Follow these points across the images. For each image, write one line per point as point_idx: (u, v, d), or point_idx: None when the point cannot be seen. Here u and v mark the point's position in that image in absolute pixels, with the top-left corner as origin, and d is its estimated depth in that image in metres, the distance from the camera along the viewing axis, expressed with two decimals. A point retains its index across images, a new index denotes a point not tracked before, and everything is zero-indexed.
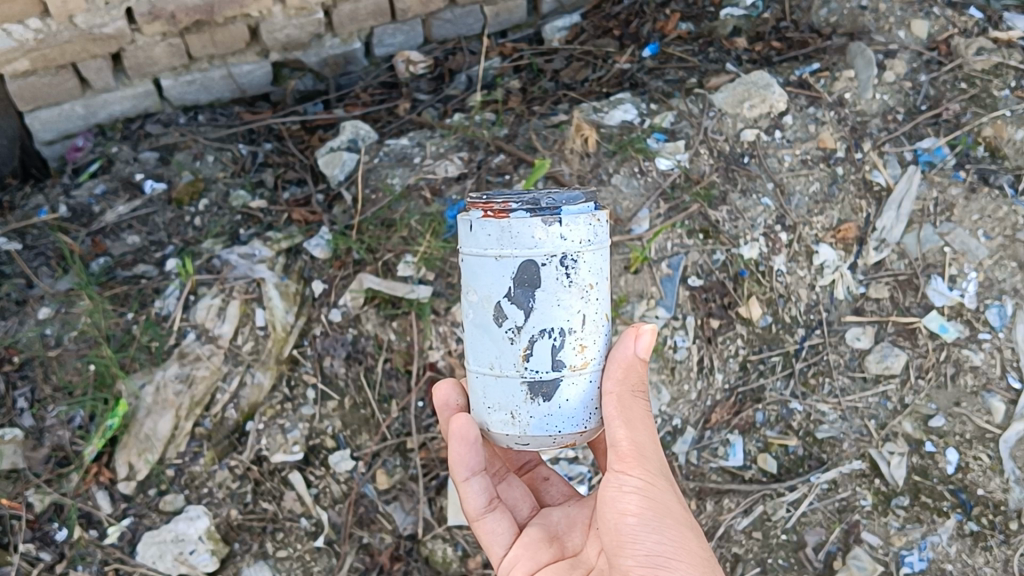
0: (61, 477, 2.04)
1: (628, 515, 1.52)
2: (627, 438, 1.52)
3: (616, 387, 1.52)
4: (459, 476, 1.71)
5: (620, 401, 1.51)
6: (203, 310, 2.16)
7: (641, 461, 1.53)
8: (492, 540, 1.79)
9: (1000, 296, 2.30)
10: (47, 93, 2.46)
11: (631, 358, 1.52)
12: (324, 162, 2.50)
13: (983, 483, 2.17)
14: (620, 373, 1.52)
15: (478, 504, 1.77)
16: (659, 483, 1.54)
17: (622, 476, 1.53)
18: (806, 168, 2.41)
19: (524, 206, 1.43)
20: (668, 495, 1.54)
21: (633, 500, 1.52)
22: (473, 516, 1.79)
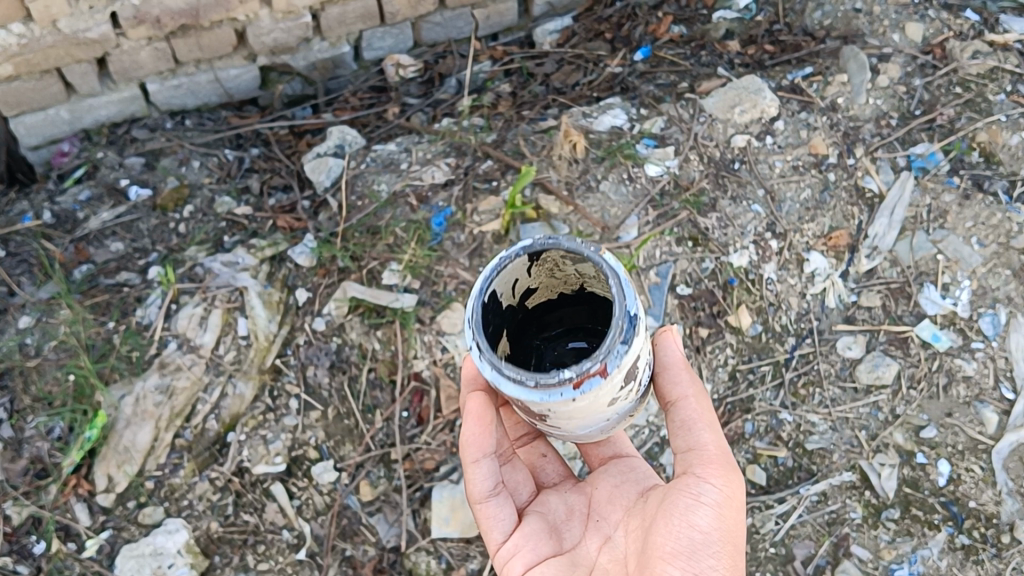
0: (39, 489, 2.02)
1: (699, 527, 1.55)
2: (714, 446, 1.61)
3: (691, 390, 1.64)
4: (469, 457, 1.65)
5: (703, 409, 1.63)
6: (184, 319, 2.15)
7: (723, 471, 1.58)
8: (493, 525, 1.69)
9: (994, 304, 2.27)
10: (29, 99, 2.43)
11: (683, 359, 1.66)
12: (311, 168, 2.47)
13: (975, 496, 2.13)
14: (688, 376, 1.64)
15: (486, 487, 1.68)
16: (734, 502, 1.58)
17: (703, 482, 1.57)
18: (797, 175, 2.38)
19: (614, 353, 1.31)
20: (734, 518, 1.59)
21: (706, 514, 1.55)
22: (477, 497, 1.69)
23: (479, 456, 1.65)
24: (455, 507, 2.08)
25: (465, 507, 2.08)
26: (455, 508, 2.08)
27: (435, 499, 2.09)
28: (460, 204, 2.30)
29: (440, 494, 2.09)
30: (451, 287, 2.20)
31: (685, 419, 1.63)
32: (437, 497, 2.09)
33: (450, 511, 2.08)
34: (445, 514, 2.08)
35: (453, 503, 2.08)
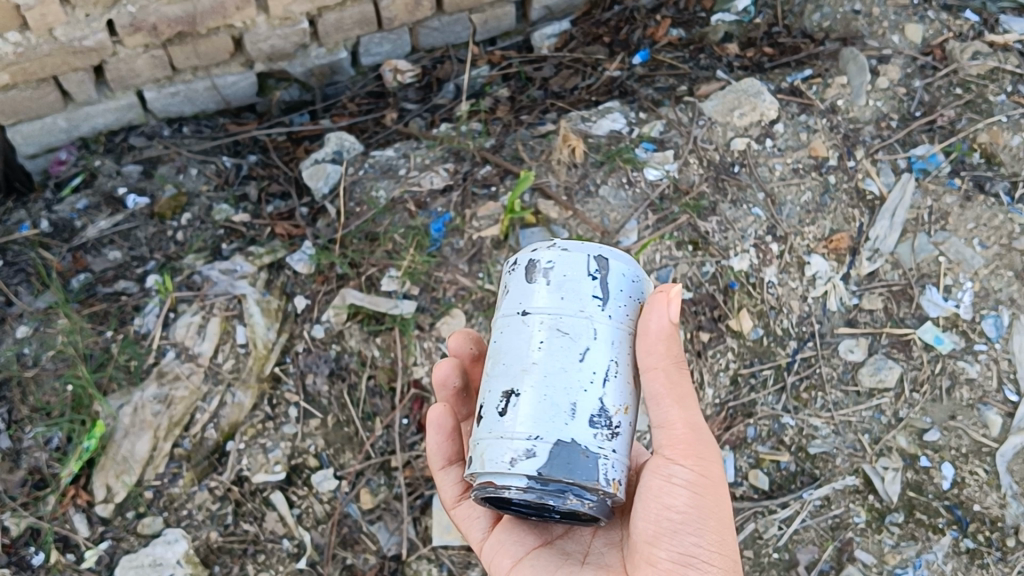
0: (37, 501, 2.00)
1: (674, 509, 1.55)
2: (681, 423, 1.56)
3: (663, 362, 1.52)
4: (436, 465, 1.77)
5: (672, 383, 1.54)
6: (182, 328, 2.14)
7: (693, 449, 1.56)
8: (471, 525, 1.76)
9: (996, 306, 2.26)
10: (26, 107, 2.42)
11: (670, 328, 1.50)
12: (309, 175, 2.46)
13: (980, 499, 2.11)
14: (662, 347, 1.51)
15: (455, 492, 1.78)
16: (709, 477, 1.56)
17: (673, 463, 1.56)
18: (797, 178, 2.37)
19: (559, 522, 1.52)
20: (714, 494, 1.57)
21: (681, 494, 1.55)
22: (450, 503, 1.78)
23: (444, 464, 1.77)
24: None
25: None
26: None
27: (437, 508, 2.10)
28: (459, 210, 2.30)
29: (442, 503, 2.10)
30: (451, 293, 2.21)
31: (651, 393, 1.55)
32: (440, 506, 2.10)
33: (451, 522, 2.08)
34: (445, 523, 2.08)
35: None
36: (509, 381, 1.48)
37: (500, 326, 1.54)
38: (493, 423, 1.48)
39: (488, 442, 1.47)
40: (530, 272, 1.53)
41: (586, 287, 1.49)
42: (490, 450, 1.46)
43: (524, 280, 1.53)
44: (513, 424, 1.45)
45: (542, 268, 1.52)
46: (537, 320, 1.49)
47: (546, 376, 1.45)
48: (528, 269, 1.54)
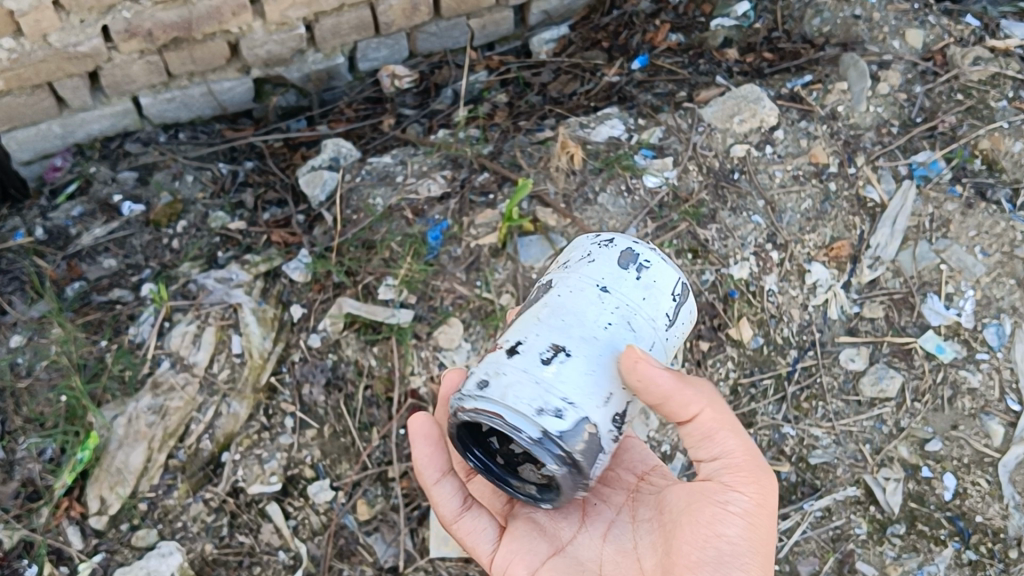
0: (30, 513, 1.98)
1: (724, 536, 1.51)
2: (738, 455, 1.56)
3: (706, 402, 1.54)
4: (429, 479, 1.73)
5: (722, 417, 1.56)
6: (177, 337, 2.12)
7: (752, 478, 1.54)
8: (477, 539, 1.74)
9: (998, 314, 2.24)
10: (20, 114, 2.39)
11: (676, 368, 1.47)
12: (306, 181, 2.44)
13: (982, 510, 2.09)
14: (692, 382, 1.50)
15: (453, 506, 1.74)
16: (766, 507, 1.54)
17: (732, 492, 1.53)
18: (797, 184, 2.35)
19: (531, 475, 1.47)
20: (767, 524, 1.55)
21: (735, 523, 1.51)
22: (450, 519, 1.75)
23: (437, 477, 1.72)
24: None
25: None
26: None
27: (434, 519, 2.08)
28: (457, 217, 2.28)
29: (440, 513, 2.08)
30: (448, 301, 2.20)
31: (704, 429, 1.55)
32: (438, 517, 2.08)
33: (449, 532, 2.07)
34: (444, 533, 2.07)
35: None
36: (556, 336, 1.44)
37: (567, 286, 1.53)
38: (523, 370, 1.42)
39: (513, 380, 1.41)
40: (625, 260, 1.54)
41: (665, 302, 1.53)
42: (517, 391, 1.40)
43: (614, 262, 1.54)
44: (555, 377, 1.40)
45: (641, 263, 1.54)
46: (614, 301, 1.49)
47: (602, 348, 1.44)
48: (624, 255, 1.55)
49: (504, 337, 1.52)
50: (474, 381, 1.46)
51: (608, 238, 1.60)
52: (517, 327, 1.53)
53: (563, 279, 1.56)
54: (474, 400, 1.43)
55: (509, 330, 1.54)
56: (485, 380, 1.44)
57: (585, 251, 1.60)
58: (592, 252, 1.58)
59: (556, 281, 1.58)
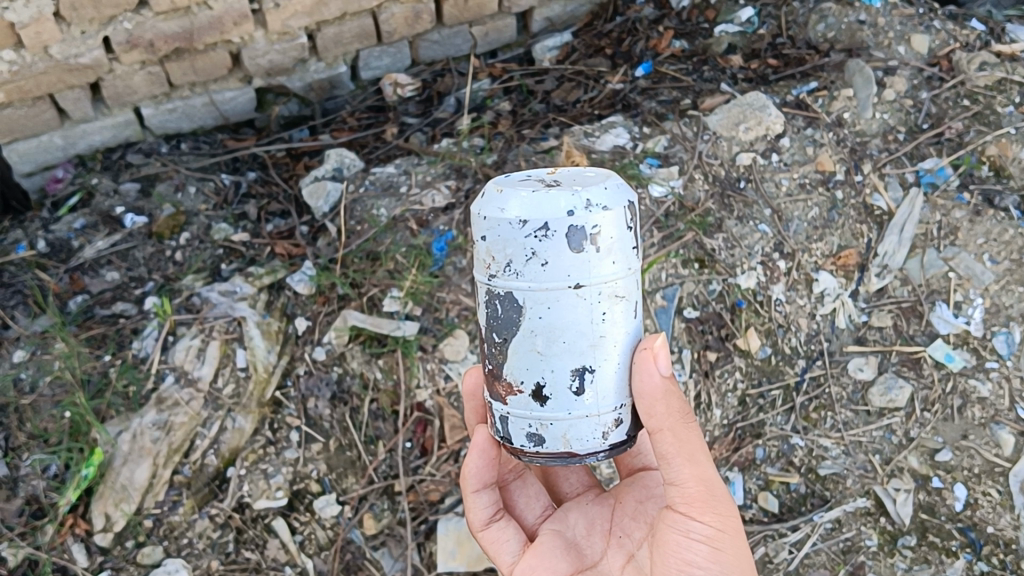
0: (35, 530, 1.96)
1: (694, 565, 1.47)
2: (693, 481, 1.46)
3: (668, 422, 1.45)
4: (469, 488, 1.70)
5: (680, 442, 1.45)
6: (182, 352, 2.11)
7: (710, 508, 1.46)
8: (500, 549, 1.73)
9: (1008, 322, 2.22)
10: (21, 126, 2.38)
11: (660, 386, 1.44)
12: (309, 192, 2.42)
13: (993, 521, 2.08)
14: (661, 403, 1.44)
15: (484, 515, 1.73)
16: (730, 531, 1.47)
17: (690, 521, 1.47)
18: (804, 193, 2.33)
19: None
20: (738, 547, 1.48)
21: (699, 550, 1.47)
22: (478, 526, 1.74)
23: (478, 488, 1.69)
24: (464, 544, 2.06)
25: (473, 545, 2.06)
26: (462, 544, 2.06)
27: (443, 534, 2.07)
28: (461, 228, 2.26)
29: (448, 529, 2.07)
30: (454, 313, 2.18)
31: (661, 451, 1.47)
32: (446, 533, 2.07)
33: (456, 550, 2.05)
34: (451, 550, 2.05)
35: (461, 541, 2.06)
36: (583, 359, 1.40)
37: (540, 302, 1.36)
38: (565, 411, 1.42)
39: (569, 423, 1.43)
40: (575, 239, 1.34)
41: (629, 237, 1.40)
42: (574, 431, 1.44)
43: (570, 250, 1.34)
44: (595, 399, 1.43)
45: (590, 233, 1.34)
46: (595, 290, 1.37)
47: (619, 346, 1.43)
48: (569, 234, 1.33)
49: (508, 371, 1.44)
50: (526, 437, 1.46)
51: (530, 222, 1.34)
52: (514, 360, 1.42)
53: (527, 293, 1.37)
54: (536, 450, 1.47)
55: (509, 367, 1.44)
56: (535, 433, 1.45)
57: (519, 246, 1.35)
58: (533, 249, 1.34)
59: (515, 294, 1.38)
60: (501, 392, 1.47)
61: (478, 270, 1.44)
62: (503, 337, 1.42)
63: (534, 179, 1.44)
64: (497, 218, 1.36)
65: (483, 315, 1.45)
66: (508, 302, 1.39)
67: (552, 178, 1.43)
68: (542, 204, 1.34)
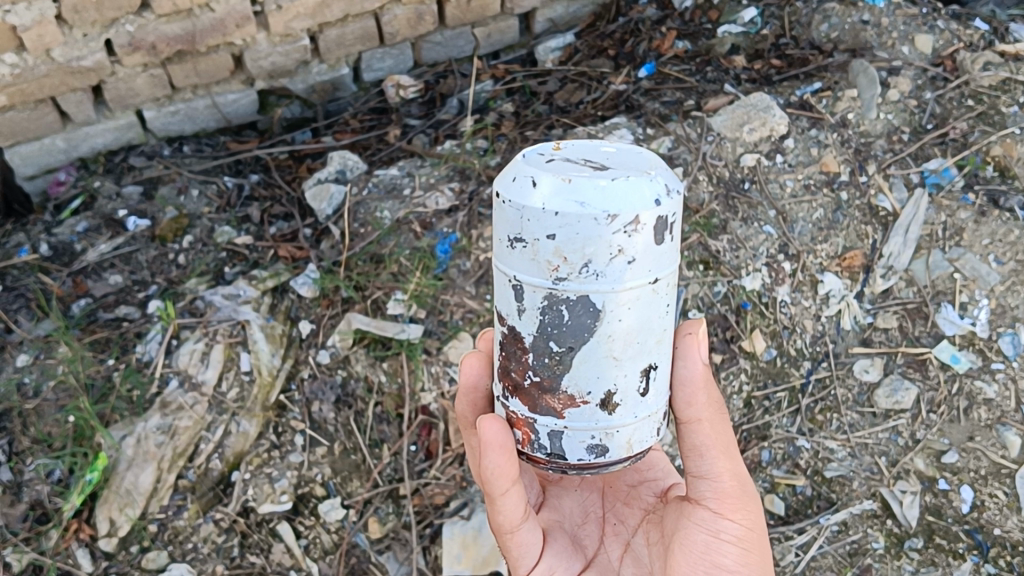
0: (39, 535, 1.96)
1: (725, 568, 1.47)
2: (727, 475, 1.49)
3: (707, 413, 1.49)
4: None
5: (718, 433, 1.49)
6: (185, 355, 2.10)
7: (742, 505, 1.49)
8: (512, 549, 1.62)
9: (1013, 323, 2.21)
10: (24, 128, 2.38)
11: (705, 372, 1.47)
12: (313, 195, 2.42)
13: (1000, 523, 2.07)
14: (702, 391, 1.48)
15: (500, 514, 1.59)
16: (756, 529, 1.50)
17: (722, 521, 1.48)
18: (808, 194, 2.33)
19: None
20: (760, 546, 1.51)
21: (730, 552, 1.47)
22: (489, 525, 1.61)
23: None
24: (470, 547, 2.04)
25: (478, 548, 2.05)
26: (467, 548, 2.04)
27: (448, 537, 2.05)
28: (465, 230, 2.26)
29: (453, 532, 2.05)
30: (458, 316, 2.17)
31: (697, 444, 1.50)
32: (452, 536, 2.05)
33: (461, 552, 2.04)
34: (457, 553, 2.04)
35: (467, 544, 2.05)
36: (648, 356, 1.37)
37: (624, 303, 1.30)
38: (633, 416, 1.39)
39: (634, 428, 1.40)
40: (659, 232, 1.29)
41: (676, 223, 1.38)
42: (637, 435, 1.41)
43: (653, 243, 1.29)
44: (653, 399, 1.41)
45: (669, 222, 1.30)
46: (666, 283, 1.34)
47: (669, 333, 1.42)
48: (656, 226, 1.28)
49: (569, 383, 1.35)
50: (586, 448, 1.39)
51: (620, 217, 1.25)
52: (579, 369, 1.34)
53: (608, 294, 1.29)
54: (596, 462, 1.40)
55: (569, 374, 1.35)
56: (598, 445, 1.39)
57: (603, 244, 1.26)
58: (620, 246, 1.26)
59: (592, 297, 1.29)
60: (557, 407, 1.37)
61: (529, 271, 1.31)
62: (565, 345, 1.33)
63: (569, 160, 1.33)
64: (580, 216, 1.24)
65: (533, 322, 1.34)
66: (580, 306, 1.30)
67: (592, 161, 1.33)
68: (628, 194, 1.26)
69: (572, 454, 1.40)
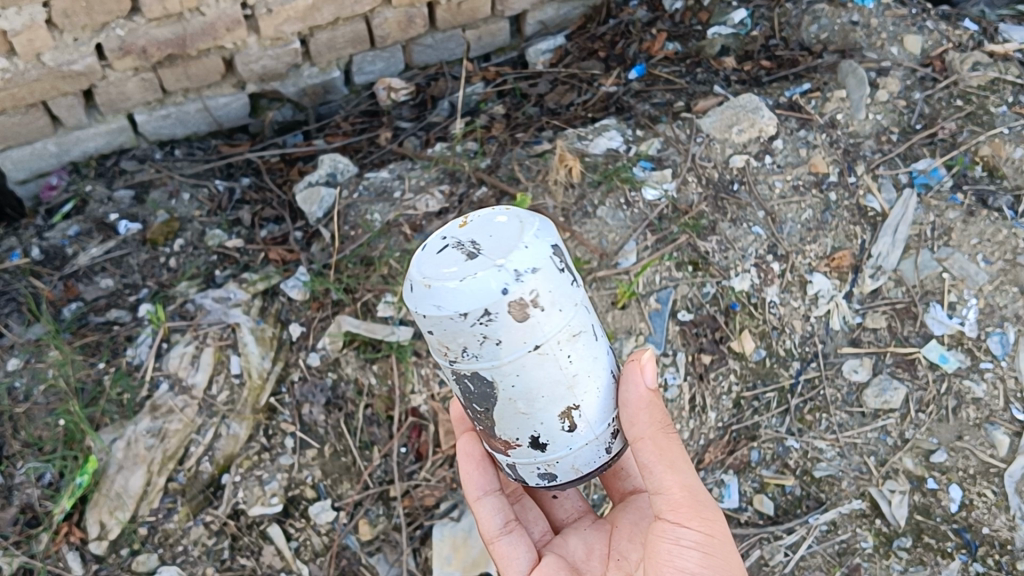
0: (29, 539, 1.96)
1: (687, 572, 1.50)
2: (679, 488, 1.51)
3: (649, 431, 1.50)
4: (471, 495, 1.74)
5: (662, 450, 1.51)
6: (176, 358, 2.10)
7: (695, 512, 1.51)
8: (509, 565, 1.72)
9: (1002, 322, 2.22)
10: (15, 133, 2.38)
11: (648, 394, 1.50)
12: (303, 198, 2.42)
13: (988, 521, 2.06)
14: (646, 412, 1.50)
15: (494, 525, 1.73)
16: (718, 535, 1.52)
17: (678, 529, 1.51)
18: (797, 195, 2.33)
19: None
20: (725, 550, 1.52)
21: (691, 556, 1.50)
22: (489, 538, 1.74)
23: (481, 494, 1.74)
24: (461, 548, 2.04)
25: (470, 550, 2.04)
26: (459, 549, 2.04)
27: (439, 539, 2.04)
28: None
29: (443, 533, 2.05)
30: None
31: (644, 463, 1.52)
32: (442, 537, 2.04)
33: (453, 554, 2.03)
34: (449, 554, 2.03)
35: (458, 546, 2.04)
36: (564, 402, 1.44)
37: (510, 374, 1.38)
38: (566, 447, 1.48)
39: (574, 455, 1.50)
40: (518, 311, 1.33)
41: (565, 279, 1.38)
42: (581, 459, 1.51)
43: (518, 323, 1.33)
44: (587, 428, 1.48)
45: (530, 300, 1.33)
46: (556, 343, 1.38)
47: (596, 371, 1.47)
48: (512, 309, 1.32)
49: (501, 431, 1.49)
50: (534, 475, 1.53)
51: (470, 313, 1.31)
52: (502, 423, 1.46)
53: (492, 370, 1.38)
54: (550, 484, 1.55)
55: (499, 427, 1.47)
56: (546, 472, 1.52)
57: (469, 335, 1.34)
58: (483, 333, 1.33)
59: (481, 373, 1.39)
60: (500, 447, 1.52)
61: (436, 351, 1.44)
62: (484, 406, 1.45)
63: (453, 246, 1.37)
64: (438, 318, 1.33)
65: (455, 388, 1.46)
66: (478, 381, 1.40)
67: (472, 242, 1.37)
68: (475, 291, 1.31)
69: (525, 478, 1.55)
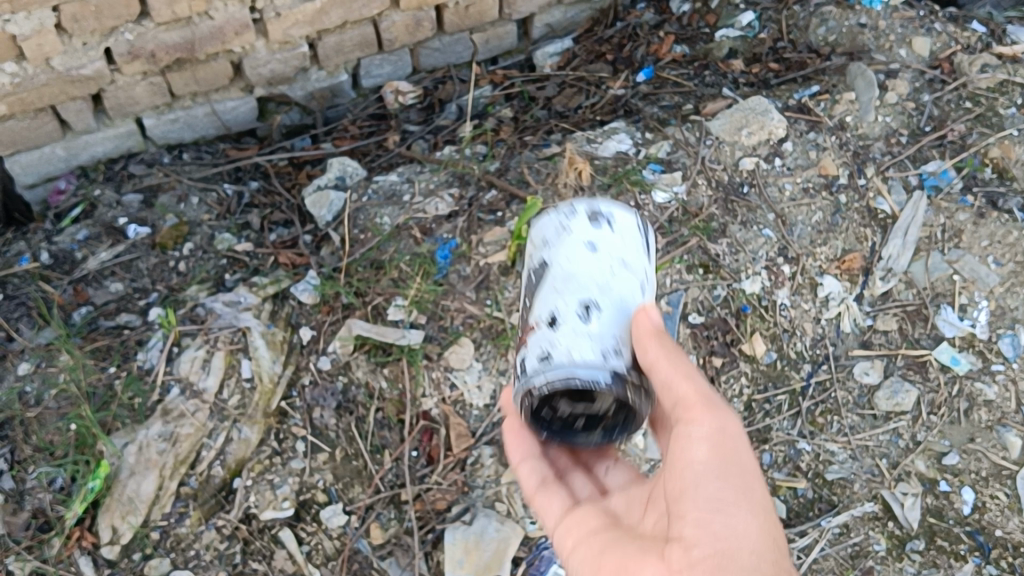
0: (41, 544, 1.95)
1: (696, 462, 1.42)
2: (692, 390, 1.46)
3: (664, 352, 1.46)
4: (512, 460, 1.71)
5: (674, 354, 1.46)
6: (186, 363, 2.11)
7: (709, 411, 1.45)
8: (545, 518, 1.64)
9: (1013, 324, 2.24)
10: (24, 138, 2.38)
11: (656, 327, 1.49)
12: (312, 202, 2.43)
13: (1001, 524, 2.08)
14: (653, 339, 1.47)
15: (530, 484, 1.68)
16: (733, 441, 1.44)
17: (690, 426, 1.45)
18: (807, 198, 2.33)
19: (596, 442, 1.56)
20: (741, 458, 1.43)
21: (700, 449, 1.43)
22: (528, 497, 1.68)
23: (520, 457, 1.70)
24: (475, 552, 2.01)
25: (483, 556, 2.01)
26: (471, 553, 2.01)
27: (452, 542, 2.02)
28: (465, 235, 2.28)
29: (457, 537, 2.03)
30: (458, 321, 2.20)
31: (660, 382, 1.47)
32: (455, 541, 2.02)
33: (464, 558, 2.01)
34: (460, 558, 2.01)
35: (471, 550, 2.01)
36: (586, 292, 1.51)
37: (562, 258, 1.57)
38: (577, 333, 1.46)
39: (579, 339, 1.45)
40: (593, 219, 1.60)
41: (639, 239, 1.63)
42: (579, 349, 1.44)
43: (589, 221, 1.60)
44: (599, 329, 1.47)
45: (605, 217, 1.61)
46: (603, 254, 1.56)
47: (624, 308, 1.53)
48: (589, 216, 1.61)
49: (532, 316, 1.56)
50: (534, 361, 1.48)
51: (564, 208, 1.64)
52: (538, 306, 1.55)
53: (551, 254, 1.59)
54: (541, 374, 1.45)
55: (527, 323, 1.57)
56: (546, 356, 1.46)
57: (555, 225, 1.63)
58: (563, 223, 1.61)
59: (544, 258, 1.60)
60: (522, 341, 1.55)
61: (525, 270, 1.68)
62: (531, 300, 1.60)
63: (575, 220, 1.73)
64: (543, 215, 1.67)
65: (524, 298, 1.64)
66: (540, 270, 1.60)
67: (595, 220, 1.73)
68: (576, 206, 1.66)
69: (550, 364, 1.45)
